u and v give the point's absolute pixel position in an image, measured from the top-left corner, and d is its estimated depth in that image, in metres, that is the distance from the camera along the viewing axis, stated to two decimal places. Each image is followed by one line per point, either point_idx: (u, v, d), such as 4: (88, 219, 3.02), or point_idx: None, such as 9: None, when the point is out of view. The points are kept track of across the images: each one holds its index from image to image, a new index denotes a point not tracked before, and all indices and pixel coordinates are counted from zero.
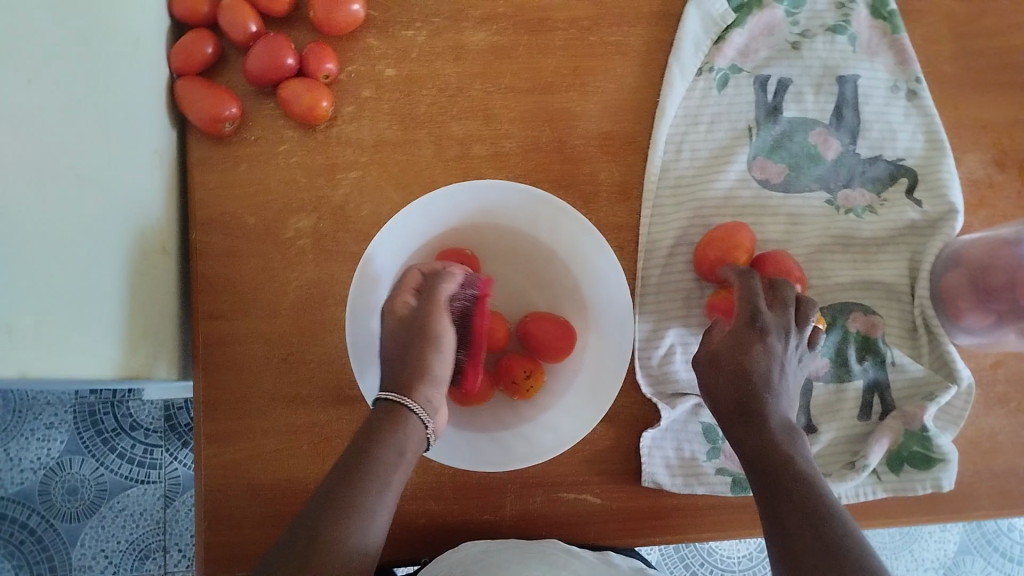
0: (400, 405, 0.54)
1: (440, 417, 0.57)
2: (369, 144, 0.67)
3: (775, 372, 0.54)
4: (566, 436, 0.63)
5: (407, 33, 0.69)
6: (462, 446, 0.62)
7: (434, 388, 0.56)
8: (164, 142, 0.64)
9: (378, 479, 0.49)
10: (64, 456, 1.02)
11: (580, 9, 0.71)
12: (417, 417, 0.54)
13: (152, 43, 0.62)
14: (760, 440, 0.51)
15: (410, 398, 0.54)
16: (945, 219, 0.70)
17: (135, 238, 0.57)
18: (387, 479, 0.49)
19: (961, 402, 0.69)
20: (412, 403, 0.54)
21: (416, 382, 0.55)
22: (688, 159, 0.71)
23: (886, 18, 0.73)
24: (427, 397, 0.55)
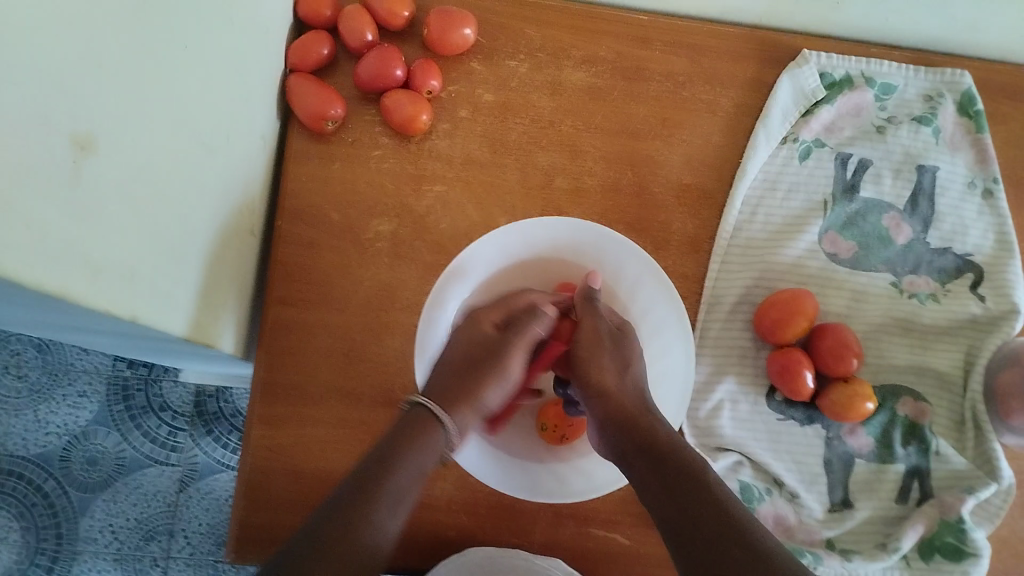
0: (435, 419, 0.56)
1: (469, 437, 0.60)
2: (458, 161, 0.70)
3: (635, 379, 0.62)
4: (597, 483, 0.62)
5: (510, 63, 0.72)
6: (493, 467, 0.63)
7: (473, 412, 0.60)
8: (266, 130, 0.67)
9: (384, 498, 0.48)
10: (90, 426, 1.03)
11: (677, 64, 0.74)
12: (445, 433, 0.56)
13: (274, 37, 0.66)
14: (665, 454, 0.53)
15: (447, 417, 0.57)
16: (1005, 318, 0.71)
17: (232, 213, 0.60)
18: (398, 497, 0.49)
19: (999, 501, 0.68)
20: (447, 419, 0.57)
21: (461, 401, 0.59)
22: (761, 223, 0.72)
23: (972, 116, 0.75)
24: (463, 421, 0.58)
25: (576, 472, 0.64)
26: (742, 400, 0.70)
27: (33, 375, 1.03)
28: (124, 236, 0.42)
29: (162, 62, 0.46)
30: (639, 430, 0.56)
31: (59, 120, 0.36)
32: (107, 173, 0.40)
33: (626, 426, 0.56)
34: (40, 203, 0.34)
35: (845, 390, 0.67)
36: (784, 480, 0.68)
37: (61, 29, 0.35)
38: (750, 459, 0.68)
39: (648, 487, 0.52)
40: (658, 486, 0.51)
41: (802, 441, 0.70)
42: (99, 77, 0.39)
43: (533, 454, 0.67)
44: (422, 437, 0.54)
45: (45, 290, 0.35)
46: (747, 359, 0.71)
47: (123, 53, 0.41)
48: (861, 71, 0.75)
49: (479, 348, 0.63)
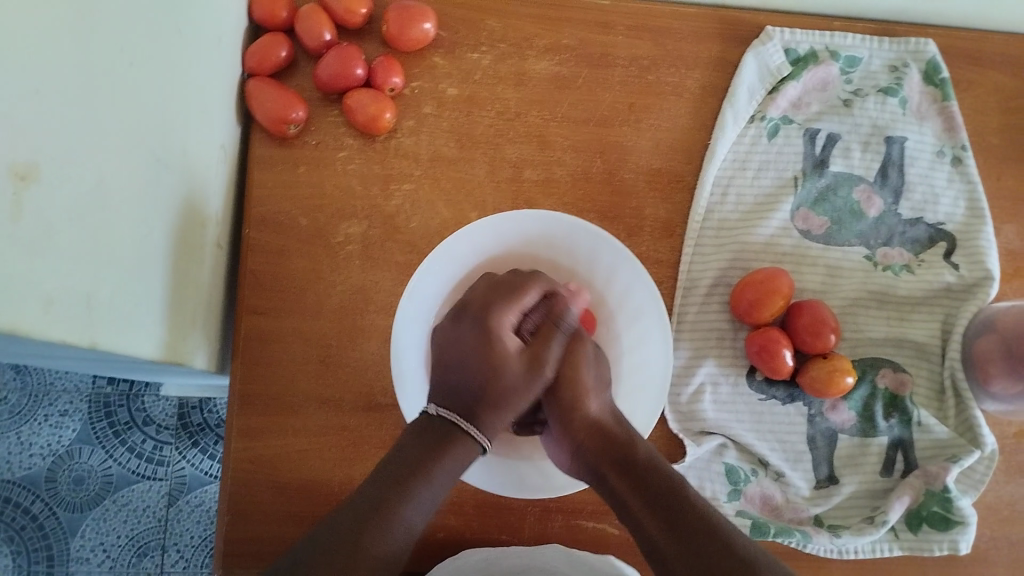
0: (455, 426, 0.55)
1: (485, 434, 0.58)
2: (425, 158, 0.69)
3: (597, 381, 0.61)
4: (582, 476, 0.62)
5: (472, 56, 0.71)
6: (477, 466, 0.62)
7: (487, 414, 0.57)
8: (226, 138, 0.66)
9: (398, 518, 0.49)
10: (75, 445, 1.02)
11: (641, 49, 0.73)
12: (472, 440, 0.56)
13: (228, 43, 0.65)
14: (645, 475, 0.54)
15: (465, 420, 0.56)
16: (980, 286, 0.71)
17: (195, 227, 0.59)
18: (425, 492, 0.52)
19: (983, 467, 0.69)
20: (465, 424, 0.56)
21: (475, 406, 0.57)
22: (734, 204, 0.72)
23: (938, 85, 0.74)
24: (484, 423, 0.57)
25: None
26: (723, 381, 0.70)
27: (13, 398, 1.01)
28: (77, 261, 0.41)
29: (104, 83, 0.45)
30: (628, 443, 0.57)
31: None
32: (52, 202, 0.39)
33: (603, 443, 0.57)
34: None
35: (824, 367, 0.67)
36: (768, 460, 0.68)
37: None
38: (734, 441, 0.68)
39: (638, 497, 0.53)
40: (650, 500, 0.52)
41: (785, 419, 0.69)
42: (39, 102, 0.38)
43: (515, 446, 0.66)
44: (449, 453, 0.54)
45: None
46: (726, 341, 0.70)
47: (62, 76, 0.40)
48: (825, 45, 0.74)
49: (492, 349, 0.58)
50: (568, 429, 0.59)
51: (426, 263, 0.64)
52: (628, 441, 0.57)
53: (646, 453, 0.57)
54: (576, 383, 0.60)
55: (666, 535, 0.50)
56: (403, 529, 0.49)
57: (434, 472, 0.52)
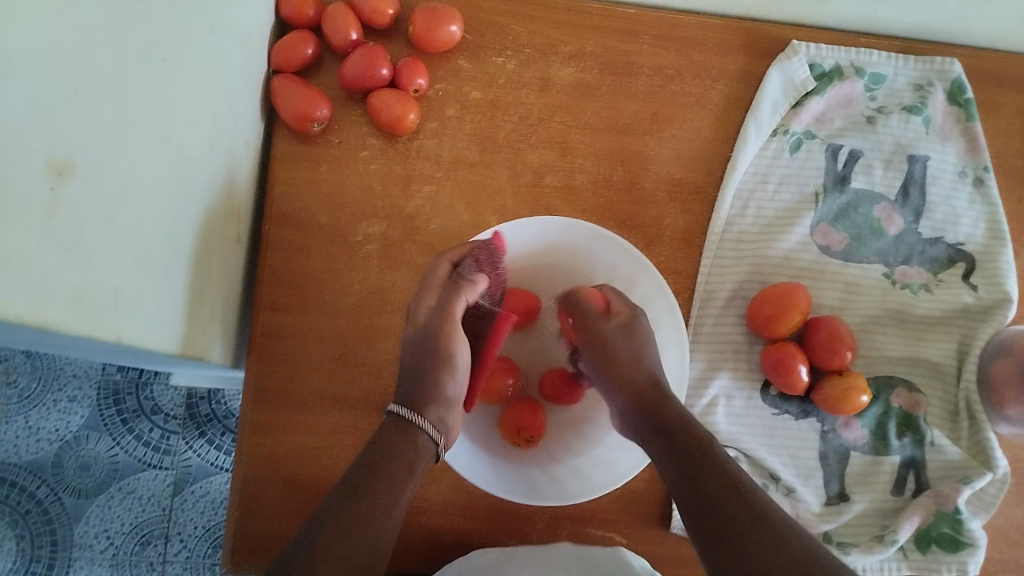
0: (411, 423, 0.53)
1: (451, 433, 0.56)
2: (446, 161, 0.69)
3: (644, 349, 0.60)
4: (593, 485, 0.62)
5: (497, 60, 0.71)
6: (489, 472, 0.62)
7: (446, 408, 0.55)
8: (250, 134, 0.66)
9: (376, 514, 0.46)
10: (82, 431, 1.01)
11: (666, 58, 0.73)
12: (425, 434, 0.53)
13: (255, 39, 0.65)
14: (667, 427, 0.53)
15: (420, 416, 0.53)
16: (998, 307, 0.71)
17: (218, 223, 0.60)
18: (395, 493, 0.48)
19: (995, 489, 0.68)
20: (422, 421, 0.53)
21: (428, 400, 0.54)
22: (754, 217, 0.72)
23: (962, 104, 0.74)
24: (438, 416, 0.54)
25: (574, 476, 0.64)
26: (736, 396, 0.69)
27: (23, 382, 1.02)
28: (108, 255, 0.42)
29: (139, 79, 0.45)
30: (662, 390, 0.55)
31: (37, 148, 0.35)
32: (87, 197, 0.40)
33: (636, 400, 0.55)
34: (22, 237, 0.34)
35: (840, 383, 0.67)
36: (779, 475, 0.68)
37: (39, 50, 0.35)
38: (745, 456, 0.68)
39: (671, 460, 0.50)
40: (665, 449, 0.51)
41: (798, 435, 0.69)
42: (78, 96, 0.39)
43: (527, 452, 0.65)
44: (396, 458, 0.50)
45: (25, 323, 0.35)
46: (742, 353, 0.70)
47: (100, 73, 0.41)
48: (850, 61, 0.74)
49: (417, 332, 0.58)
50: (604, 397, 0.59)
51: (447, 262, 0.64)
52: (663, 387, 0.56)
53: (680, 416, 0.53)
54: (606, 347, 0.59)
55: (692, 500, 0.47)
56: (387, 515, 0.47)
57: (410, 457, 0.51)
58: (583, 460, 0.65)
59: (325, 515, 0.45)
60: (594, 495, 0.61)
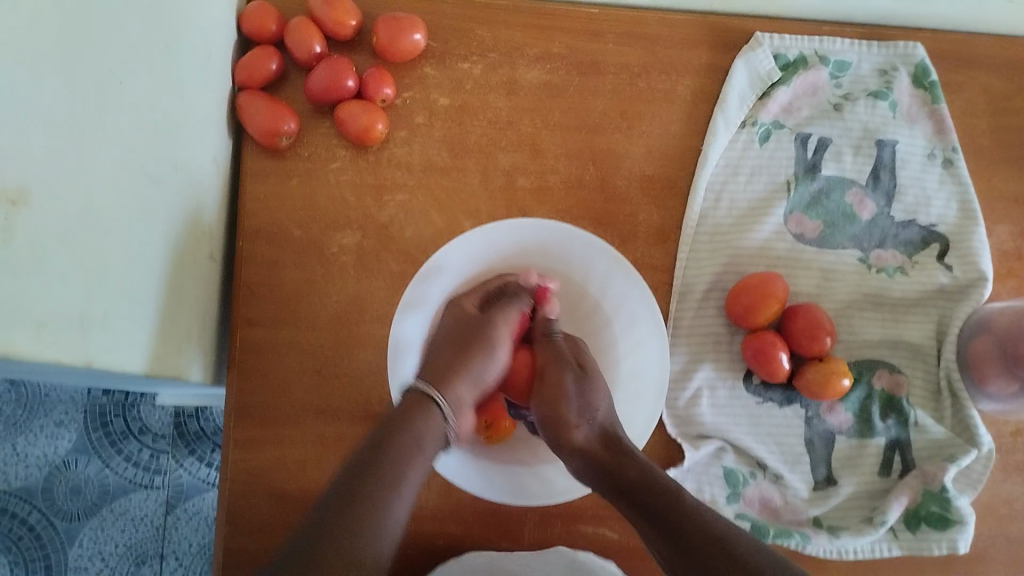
0: (426, 395, 0.58)
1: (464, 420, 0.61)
2: (418, 168, 0.69)
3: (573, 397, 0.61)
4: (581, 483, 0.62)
5: (463, 65, 0.71)
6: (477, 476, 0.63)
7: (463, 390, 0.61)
8: (218, 153, 0.66)
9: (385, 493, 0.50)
10: (71, 455, 1.01)
11: (631, 56, 0.73)
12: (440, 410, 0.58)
13: (218, 57, 0.65)
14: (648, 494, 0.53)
15: (437, 393, 0.59)
16: (974, 286, 0.71)
17: (188, 242, 0.60)
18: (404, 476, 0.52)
19: (980, 466, 0.69)
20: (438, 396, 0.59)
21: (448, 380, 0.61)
22: (727, 209, 0.72)
23: (927, 88, 0.74)
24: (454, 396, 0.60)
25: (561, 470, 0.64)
26: (720, 386, 0.70)
27: (8, 409, 1.01)
28: (72, 280, 0.42)
29: (95, 104, 0.46)
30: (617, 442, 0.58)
31: None
32: (45, 223, 0.40)
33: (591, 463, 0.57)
34: None
35: (821, 369, 0.67)
36: (766, 462, 0.68)
37: None
38: (732, 444, 0.69)
39: (642, 520, 0.52)
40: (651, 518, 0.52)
41: (782, 422, 0.70)
42: (30, 125, 0.39)
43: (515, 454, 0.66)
44: (409, 440, 0.54)
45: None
46: (722, 344, 0.71)
47: (52, 102, 0.41)
48: (815, 50, 0.75)
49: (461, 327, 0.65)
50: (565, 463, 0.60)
51: (423, 268, 0.64)
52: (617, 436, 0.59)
53: (637, 467, 0.55)
54: (559, 420, 0.60)
55: (671, 552, 0.50)
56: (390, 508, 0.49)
57: (387, 471, 0.51)
58: None
59: (337, 493, 0.48)
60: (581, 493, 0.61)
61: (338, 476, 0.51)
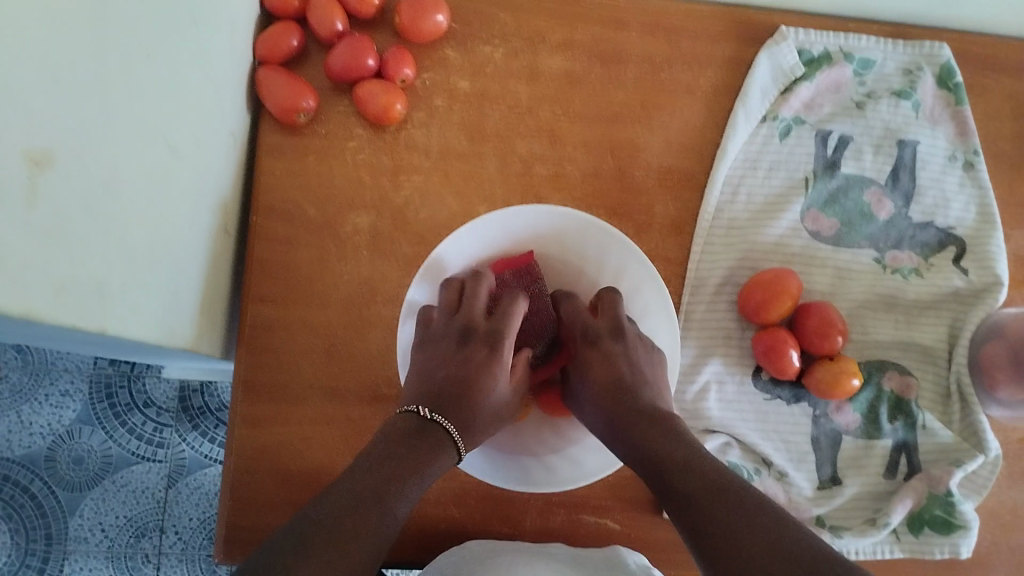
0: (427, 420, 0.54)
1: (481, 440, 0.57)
2: (435, 151, 0.69)
3: (631, 381, 0.59)
4: (583, 472, 0.62)
5: (485, 49, 0.71)
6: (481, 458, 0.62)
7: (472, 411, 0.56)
8: (237, 127, 0.66)
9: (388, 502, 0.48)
10: (75, 425, 1.02)
11: (654, 45, 0.73)
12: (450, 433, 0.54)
13: (240, 30, 0.65)
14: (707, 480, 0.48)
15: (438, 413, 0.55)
16: (989, 291, 0.71)
17: (205, 214, 0.60)
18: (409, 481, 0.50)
19: (987, 471, 0.69)
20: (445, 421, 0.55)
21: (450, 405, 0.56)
22: (744, 203, 0.72)
23: (951, 89, 0.74)
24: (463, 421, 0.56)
25: (565, 462, 0.64)
26: (729, 380, 0.70)
27: (15, 377, 1.02)
28: (91, 247, 0.42)
29: (120, 69, 0.46)
30: (633, 405, 0.57)
31: (14, 136, 0.35)
32: (65, 186, 0.40)
33: (645, 442, 0.53)
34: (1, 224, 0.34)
35: (831, 368, 0.67)
36: (772, 459, 0.68)
37: (20, 39, 0.36)
38: (738, 440, 0.68)
39: (713, 506, 0.46)
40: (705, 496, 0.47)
41: (789, 420, 0.69)
42: (56, 88, 0.39)
43: (522, 443, 0.66)
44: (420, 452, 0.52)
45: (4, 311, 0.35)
46: (733, 340, 0.70)
47: (80, 65, 0.41)
48: (840, 46, 0.74)
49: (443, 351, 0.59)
50: (619, 439, 0.56)
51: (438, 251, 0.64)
52: (630, 378, 0.59)
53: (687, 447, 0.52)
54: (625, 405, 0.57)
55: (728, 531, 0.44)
56: (389, 519, 0.47)
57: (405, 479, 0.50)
58: (576, 449, 0.65)
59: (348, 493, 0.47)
60: (583, 482, 0.61)
61: (343, 480, 0.48)
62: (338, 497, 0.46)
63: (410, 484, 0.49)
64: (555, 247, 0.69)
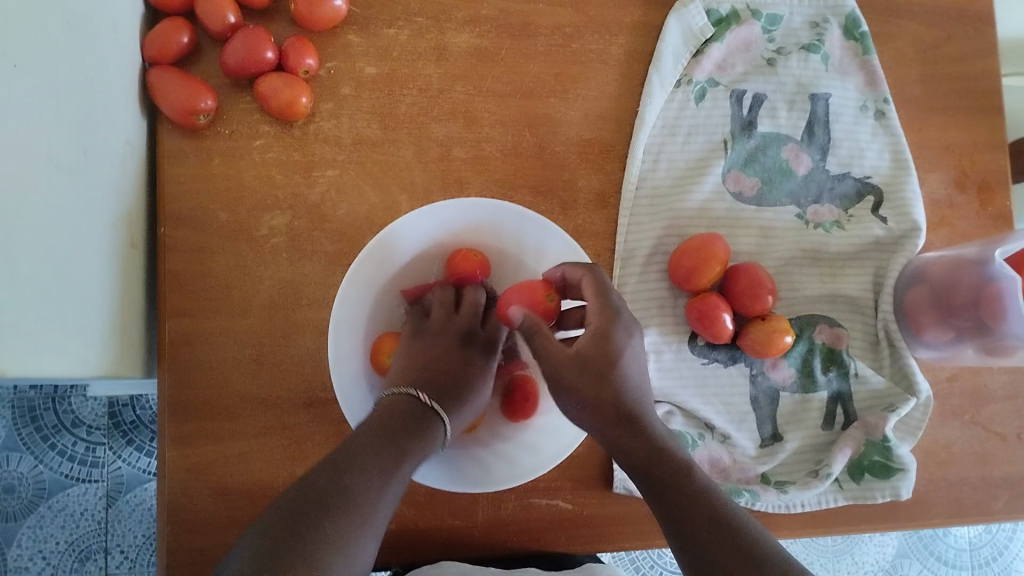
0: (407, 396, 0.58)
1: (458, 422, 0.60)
2: (347, 142, 0.66)
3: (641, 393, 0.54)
4: (521, 470, 0.61)
5: (390, 31, 0.68)
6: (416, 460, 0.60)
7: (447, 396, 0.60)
8: (133, 133, 0.62)
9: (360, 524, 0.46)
10: (0, 453, 0.96)
11: (563, 15, 0.71)
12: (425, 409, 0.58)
13: (123, 30, 0.61)
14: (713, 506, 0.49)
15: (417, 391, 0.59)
16: (907, 237, 0.72)
17: (108, 232, 0.56)
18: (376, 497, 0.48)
19: (919, 414, 0.71)
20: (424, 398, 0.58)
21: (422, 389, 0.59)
22: (665, 170, 0.71)
23: (858, 39, 0.74)
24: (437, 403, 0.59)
25: (502, 461, 0.63)
26: (665, 350, 0.69)
27: None
28: None
29: None
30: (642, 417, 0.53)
31: None
32: None
33: (660, 464, 0.51)
34: None
35: (764, 328, 0.67)
36: (714, 423, 0.69)
37: None
38: (680, 408, 0.69)
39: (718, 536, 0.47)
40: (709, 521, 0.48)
41: (728, 382, 0.70)
42: None
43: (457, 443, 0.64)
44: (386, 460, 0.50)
45: None
46: (667, 308, 0.70)
47: None
48: (747, 4, 0.74)
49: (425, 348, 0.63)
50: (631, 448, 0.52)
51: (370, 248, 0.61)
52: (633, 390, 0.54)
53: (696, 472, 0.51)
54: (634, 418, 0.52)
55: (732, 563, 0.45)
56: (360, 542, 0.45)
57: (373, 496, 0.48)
58: (514, 448, 0.64)
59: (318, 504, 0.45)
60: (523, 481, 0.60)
61: (327, 478, 0.47)
62: (313, 493, 0.45)
63: (386, 486, 0.49)
64: (492, 236, 0.67)
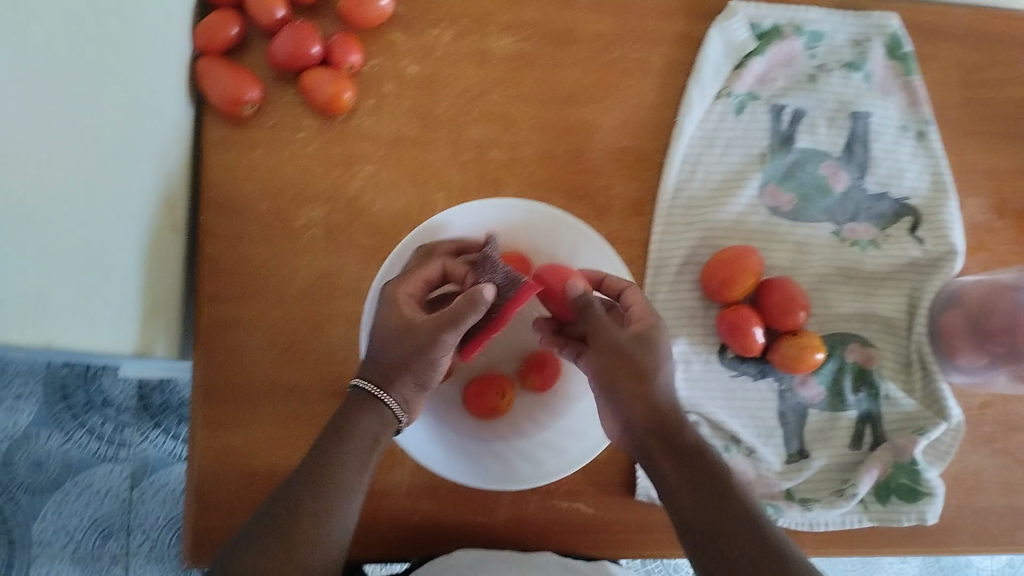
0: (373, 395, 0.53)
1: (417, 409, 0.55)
2: (387, 139, 0.67)
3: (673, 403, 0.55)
4: (544, 471, 0.61)
5: (433, 32, 0.69)
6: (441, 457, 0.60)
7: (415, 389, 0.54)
8: (180, 120, 0.63)
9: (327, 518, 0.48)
10: (31, 428, 0.98)
11: (605, 23, 0.72)
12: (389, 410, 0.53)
13: (175, 20, 0.62)
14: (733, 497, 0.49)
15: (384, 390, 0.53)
16: (945, 260, 0.72)
17: (151, 214, 0.57)
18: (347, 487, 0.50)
19: (949, 439, 0.70)
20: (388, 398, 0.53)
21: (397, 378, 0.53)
22: (702, 181, 0.71)
23: (901, 59, 0.74)
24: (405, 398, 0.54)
25: (526, 461, 0.63)
26: (694, 360, 0.69)
27: None
28: None
29: None
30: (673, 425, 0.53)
31: None
32: None
33: (684, 455, 0.51)
34: None
35: (795, 344, 0.67)
36: (741, 437, 0.68)
37: None
38: (707, 420, 0.68)
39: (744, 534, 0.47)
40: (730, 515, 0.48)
41: (756, 396, 0.69)
42: None
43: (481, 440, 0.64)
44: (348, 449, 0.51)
45: None
46: (698, 318, 0.70)
47: None
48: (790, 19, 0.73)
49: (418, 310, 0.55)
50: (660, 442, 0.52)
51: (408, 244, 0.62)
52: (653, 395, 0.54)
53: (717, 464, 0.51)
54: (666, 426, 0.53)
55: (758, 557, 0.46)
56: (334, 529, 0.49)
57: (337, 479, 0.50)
58: (538, 448, 0.64)
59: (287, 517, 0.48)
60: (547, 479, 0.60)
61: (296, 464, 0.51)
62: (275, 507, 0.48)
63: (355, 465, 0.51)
64: (524, 239, 0.67)
